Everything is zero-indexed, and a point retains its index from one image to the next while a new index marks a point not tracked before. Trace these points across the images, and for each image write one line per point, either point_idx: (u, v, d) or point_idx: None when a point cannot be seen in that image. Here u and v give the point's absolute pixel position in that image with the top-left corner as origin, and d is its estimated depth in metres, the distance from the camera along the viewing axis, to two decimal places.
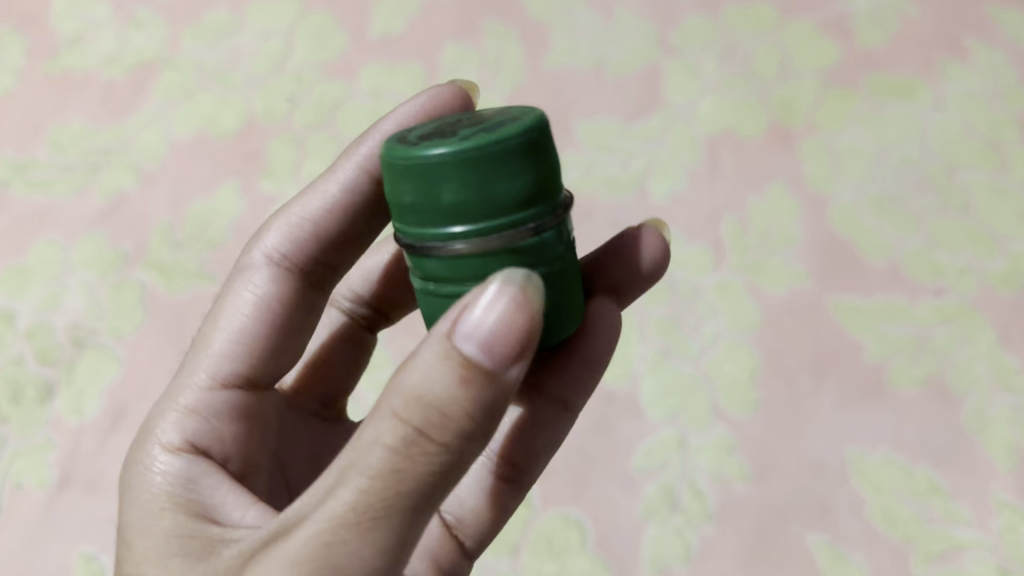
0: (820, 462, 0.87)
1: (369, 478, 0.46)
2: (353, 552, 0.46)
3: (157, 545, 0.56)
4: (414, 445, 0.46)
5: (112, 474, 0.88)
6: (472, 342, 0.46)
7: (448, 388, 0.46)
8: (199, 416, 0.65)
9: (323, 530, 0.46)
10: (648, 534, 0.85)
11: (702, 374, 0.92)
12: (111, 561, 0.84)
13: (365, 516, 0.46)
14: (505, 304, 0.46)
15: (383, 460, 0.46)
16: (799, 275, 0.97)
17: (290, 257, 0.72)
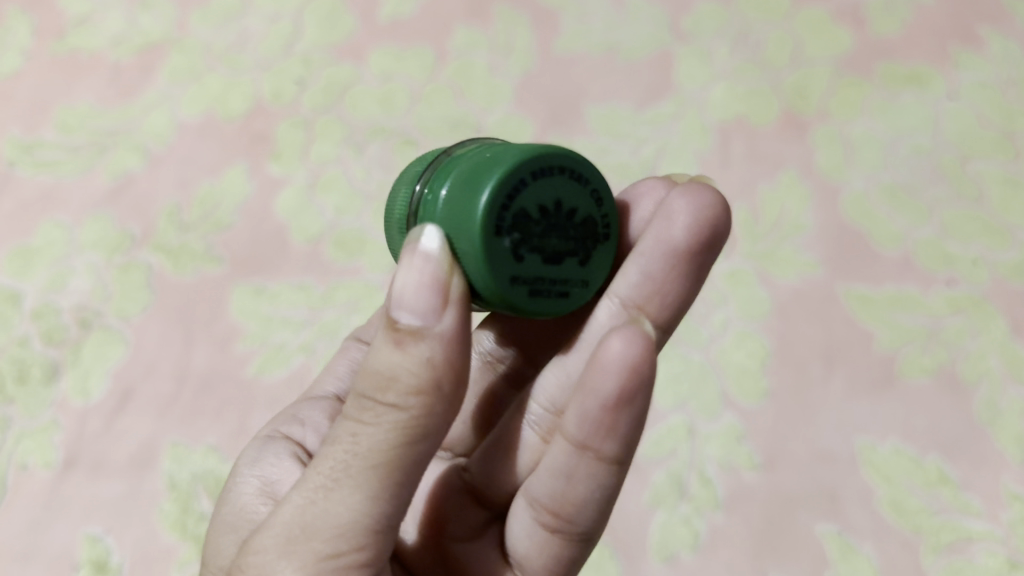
0: (829, 451, 0.87)
1: (340, 444, 0.50)
2: (324, 516, 0.49)
3: (233, 513, 0.66)
4: (368, 410, 0.49)
5: (119, 456, 0.87)
6: (398, 305, 0.49)
7: (389, 353, 0.48)
8: (284, 424, 0.76)
9: (304, 495, 0.50)
10: (655, 522, 0.84)
11: (712, 363, 0.91)
12: (117, 542, 0.83)
13: (334, 479, 0.49)
14: (423, 268, 0.49)
15: (347, 429, 0.50)
16: (810, 264, 0.96)
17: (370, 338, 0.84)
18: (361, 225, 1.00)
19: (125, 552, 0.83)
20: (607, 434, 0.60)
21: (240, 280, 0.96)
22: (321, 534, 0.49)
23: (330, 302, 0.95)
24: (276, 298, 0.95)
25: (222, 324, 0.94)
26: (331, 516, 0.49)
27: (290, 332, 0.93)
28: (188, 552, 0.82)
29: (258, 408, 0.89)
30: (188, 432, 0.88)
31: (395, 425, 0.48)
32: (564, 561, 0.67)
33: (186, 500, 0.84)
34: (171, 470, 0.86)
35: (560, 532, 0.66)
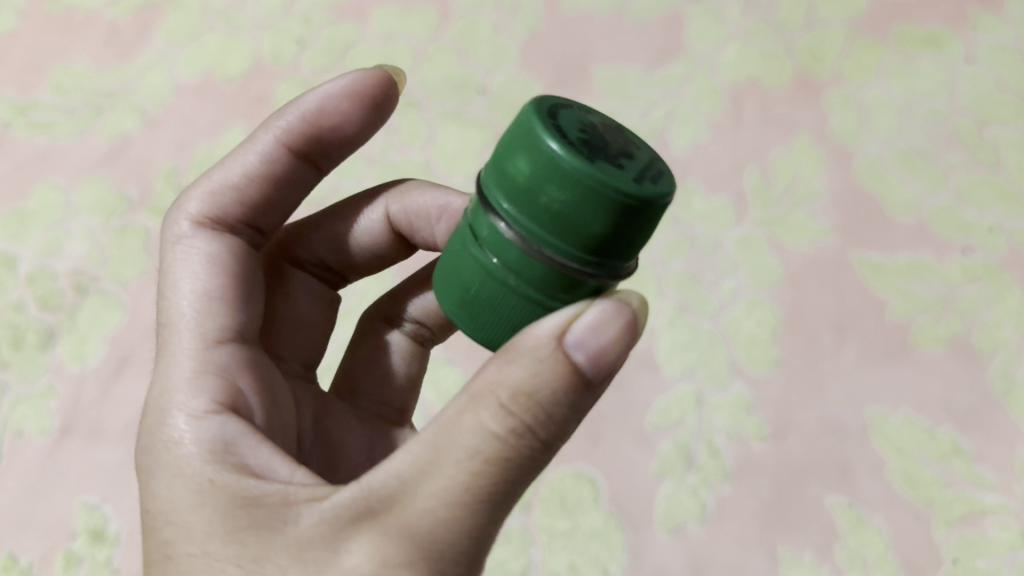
0: (841, 423, 0.85)
1: (472, 459, 0.44)
2: (450, 541, 0.44)
3: (213, 508, 0.48)
4: (520, 437, 0.44)
5: (115, 423, 0.84)
6: (583, 350, 0.45)
7: (555, 389, 0.45)
8: (212, 371, 0.56)
9: (425, 513, 0.44)
10: (662, 492, 0.81)
11: (721, 331, 0.89)
12: (114, 510, 0.80)
13: (467, 500, 0.44)
14: (613, 311, 0.46)
15: (492, 445, 0.44)
16: (823, 231, 0.94)
17: (217, 218, 0.65)
18: (362, 188, 0.99)
19: (123, 520, 0.80)
20: None
21: None
22: (445, 560, 0.44)
23: None
24: None
25: None
26: (460, 542, 0.44)
27: None
28: None
29: None
30: None
31: (537, 454, 0.45)
32: None
33: None
34: None
35: None
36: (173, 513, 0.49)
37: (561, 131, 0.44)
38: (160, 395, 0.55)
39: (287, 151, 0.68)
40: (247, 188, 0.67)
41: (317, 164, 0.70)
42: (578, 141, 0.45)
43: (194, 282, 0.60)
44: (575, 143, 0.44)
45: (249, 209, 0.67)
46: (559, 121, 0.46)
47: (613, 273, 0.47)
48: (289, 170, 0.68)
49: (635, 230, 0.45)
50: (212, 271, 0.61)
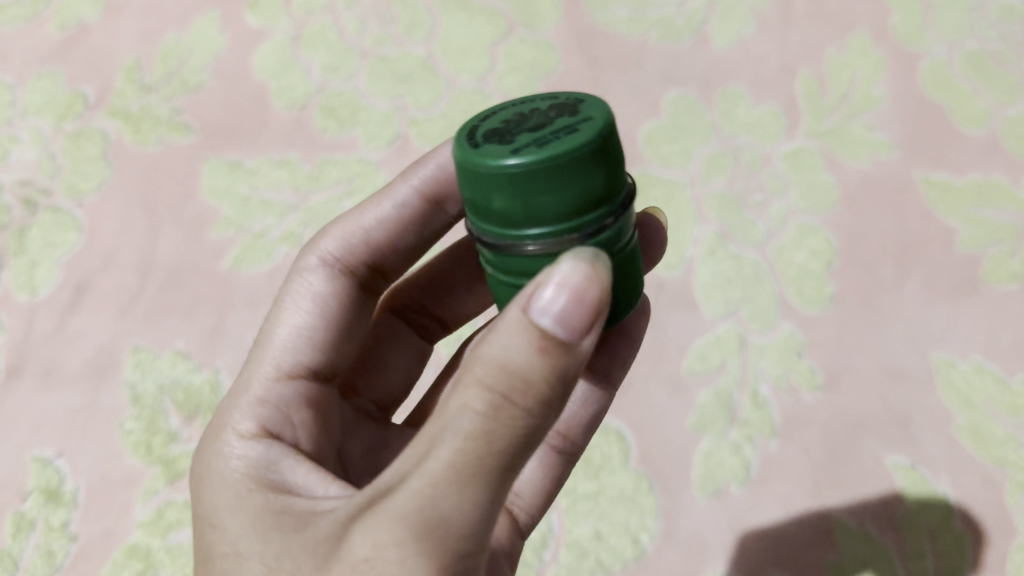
0: (902, 368, 0.74)
1: (459, 436, 0.36)
2: (451, 522, 0.37)
3: (243, 517, 0.44)
4: (498, 410, 0.37)
5: (72, 363, 0.73)
6: (552, 314, 0.37)
7: (528, 355, 0.37)
8: (270, 407, 0.52)
9: (412, 496, 0.37)
10: (701, 449, 0.71)
11: (768, 262, 0.78)
12: (71, 466, 0.70)
13: (461, 479, 0.36)
14: (575, 269, 0.38)
15: (470, 424, 0.36)
16: (882, 145, 0.82)
17: (349, 261, 0.58)
18: (354, 88, 0.86)
19: (81, 477, 0.69)
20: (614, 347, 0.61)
21: (211, 153, 0.82)
22: (449, 543, 0.37)
23: (319, 183, 0.80)
24: (255, 175, 0.81)
25: (192, 206, 0.80)
26: (464, 519, 0.37)
27: (270, 217, 0.78)
28: (155, 477, 0.69)
29: (235, 306, 0.75)
30: (153, 335, 0.74)
31: (532, 425, 0.37)
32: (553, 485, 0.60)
33: (152, 418, 0.71)
34: (133, 380, 0.72)
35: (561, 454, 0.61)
36: (212, 514, 0.46)
37: (489, 145, 0.41)
38: (220, 415, 0.53)
39: (422, 200, 0.59)
40: (379, 234, 0.60)
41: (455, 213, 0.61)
42: (507, 142, 0.41)
43: (296, 316, 0.56)
44: (507, 146, 0.40)
45: (375, 251, 0.60)
46: (480, 139, 0.42)
47: (605, 218, 0.41)
48: (427, 216, 0.60)
49: (605, 171, 0.40)
50: (314, 312, 0.56)
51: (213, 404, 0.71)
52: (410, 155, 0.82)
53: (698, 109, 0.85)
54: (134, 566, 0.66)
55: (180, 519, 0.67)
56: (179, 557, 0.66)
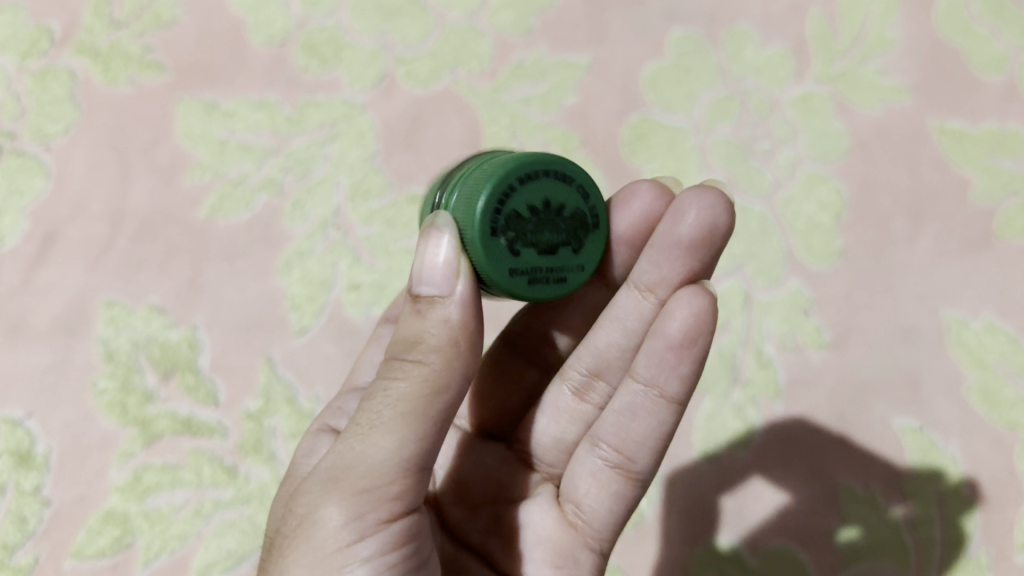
0: (913, 327, 0.71)
1: (369, 402, 0.42)
2: (356, 470, 0.40)
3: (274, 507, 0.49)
4: (396, 367, 0.42)
5: (40, 319, 0.70)
6: (422, 281, 0.43)
7: (416, 321, 0.43)
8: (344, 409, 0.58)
9: (335, 452, 0.42)
10: (702, 412, 0.68)
11: (775, 215, 0.74)
12: (42, 427, 0.66)
13: (363, 434, 0.41)
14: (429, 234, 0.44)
15: (377, 386, 0.42)
16: (895, 90, 0.78)
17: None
18: (338, 24, 0.81)
19: (52, 439, 0.66)
20: (671, 364, 0.51)
21: (184, 93, 0.78)
22: (356, 479, 0.40)
23: (300, 127, 0.76)
24: (232, 118, 0.77)
25: (164, 150, 0.76)
26: (368, 468, 0.40)
27: (249, 163, 0.74)
28: (131, 439, 0.66)
29: (215, 259, 0.72)
30: (126, 289, 0.71)
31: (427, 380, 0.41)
32: (626, 507, 0.54)
33: (127, 377, 0.68)
34: (106, 336, 0.69)
35: (623, 474, 0.53)
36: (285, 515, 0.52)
37: None
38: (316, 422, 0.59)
39: None
40: None
41: None
42: None
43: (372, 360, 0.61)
44: None
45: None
46: None
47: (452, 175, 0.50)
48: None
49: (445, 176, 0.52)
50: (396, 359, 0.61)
51: (190, 361, 0.68)
52: (397, 97, 0.78)
53: (704, 49, 0.81)
54: (111, 532, 0.63)
55: (158, 483, 0.65)
56: (157, 523, 0.63)
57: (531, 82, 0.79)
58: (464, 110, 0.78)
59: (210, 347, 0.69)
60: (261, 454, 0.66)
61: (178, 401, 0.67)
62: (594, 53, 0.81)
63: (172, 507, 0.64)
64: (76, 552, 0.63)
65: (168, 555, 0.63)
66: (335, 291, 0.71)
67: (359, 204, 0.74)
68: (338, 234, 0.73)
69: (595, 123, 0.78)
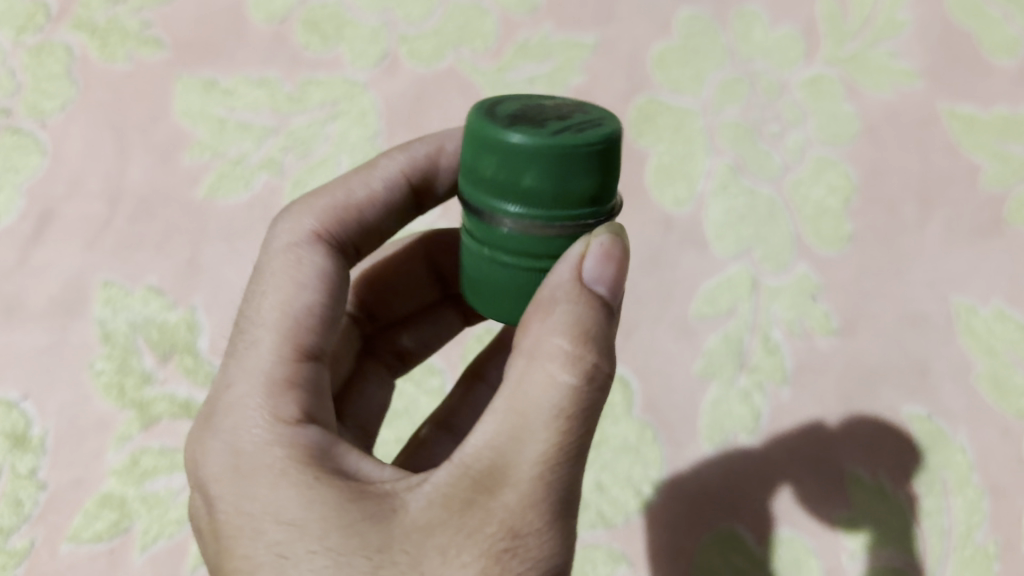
0: (922, 314, 0.70)
1: (559, 416, 0.37)
2: (563, 498, 0.38)
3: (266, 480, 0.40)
4: (594, 382, 0.38)
5: (36, 299, 0.69)
6: (599, 285, 0.40)
7: (596, 332, 0.39)
8: (283, 404, 0.42)
9: (536, 471, 0.37)
10: (708, 397, 0.67)
11: (784, 199, 0.73)
12: (37, 410, 0.65)
13: (570, 455, 0.38)
14: (612, 239, 0.39)
15: (573, 397, 0.38)
16: (906, 74, 0.77)
17: (331, 229, 0.50)
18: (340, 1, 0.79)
19: (48, 421, 0.65)
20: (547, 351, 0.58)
21: (184, 70, 0.76)
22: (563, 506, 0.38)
23: (301, 105, 0.75)
24: (232, 96, 0.75)
25: (163, 128, 0.74)
26: (570, 496, 0.38)
27: (248, 141, 0.73)
28: (129, 421, 0.65)
29: (214, 239, 0.71)
30: (124, 269, 0.70)
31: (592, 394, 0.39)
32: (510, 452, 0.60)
33: (125, 358, 0.66)
34: (103, 317, 0.68)
35: None
36: (274, 514, 0.38)
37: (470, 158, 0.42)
38: (237, 432, 0.41)
39: (405, 182, 0.54)
40: (369, 212, 0.52)
41: (417, 203, 0.55)
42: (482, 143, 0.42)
43: (293, 292, 0.46)
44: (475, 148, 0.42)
45: (362, 227, 0.52)
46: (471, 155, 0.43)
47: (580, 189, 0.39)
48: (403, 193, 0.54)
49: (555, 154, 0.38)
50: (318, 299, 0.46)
51: (190, 343, 0.67)
52: (400, 76, 0.77)
53: (713, 29, 0.79)
54: (108, 516, 0.62)
55: (156, 467, 0.64)
56: (156, 507, 0.63)
57: (536, 62, 0.78)
58: (467, 90, 0.76)
59: (209, 328, 0.68)
60: None
61: (177, 384, 0.66)
62: (601, 33, 0.79)
63: (170, 491, 0.63)
64: (74, 536, 0.61)
65: (167, 539, 0.62)
66: None
67: None
68: None
69: (601, 105, 0.77)
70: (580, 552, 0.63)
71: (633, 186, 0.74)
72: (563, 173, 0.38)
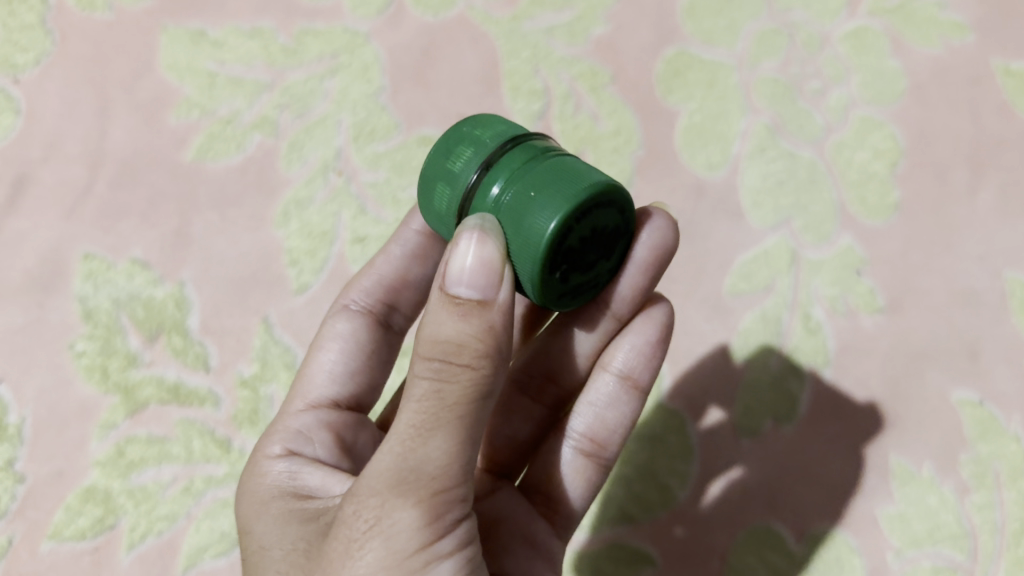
0: (972, 290, 0.63)
1: (409, 401, 0.35)
2: (420, 481, 0.34)
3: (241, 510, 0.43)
4: (444, 366, 0.34)
5: (10, 273, 0.63)
6: (463, 282, 0.35)
7: (456, 318, 0.35)
8: (279, 444, 0.45)
9: (386, 454, 0.34)
10: (745, 382, 0.62)
11: (825, 162, 0.67)
12: (13, 395, 0.60)
13: (417, 435, 0.34)
14: (471, 240, 0.36)
15: (420, 384, 0.34)
16: (955, 26, 0.71)
17: (372, 303, 0.53)
18: None
19: (25, 408, 0.60)
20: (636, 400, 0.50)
21: (169, 21, 0.70)
22: (426, 483, 0.34)
23: (297, 59, 0.69)
24: (222, 48, 0.69)
25: (147, 84, 0.68)
26: (431, 476, 0.34)
27: (241, 99, 0.67)
28: (113, 408, 0.59)
29: (204, 207, 0.65)
30: (106, 240, 0.64)
31: (484, 382, 0.34)
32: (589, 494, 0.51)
33: (108, 339, 0.61)
34: (84, 294, 0.62)
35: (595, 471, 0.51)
36: (242, 529, 0.42)
37: None
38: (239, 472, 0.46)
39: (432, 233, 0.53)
40: (404, 274, 0.53)
41: None
42: None
43: (325, 354, 0.51)
44: None
45: (405, 291, 0.54)
46: None
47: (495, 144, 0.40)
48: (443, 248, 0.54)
49: (454, 141, 0.42)
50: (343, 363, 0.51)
51: (178, 322, 0.62)
52: (405, 27, 0.70)
53: None
54: (91, 512, 0.57)
55: (144, 457, 0.58)
56: (143, 502, 0.57)
57: (554, 11, 0.71)
58: (479, 43, 0.70)
59: (199, 306, 0.62)
60: (256, 426, 0.59)
61: (164, 366, 0.60)
62: None
63: (159, 485, 0.58)
64: (54, 533, 0.56)
65: (155, 538, 0.57)
66: (337, 245, 0.64)
67: (363, 146, 0.67)
68: (340, 180, 0.66)
69: (625, 58, 0.70)
70: (606, 553, 0.58)
71: (662, 149, 0.68)
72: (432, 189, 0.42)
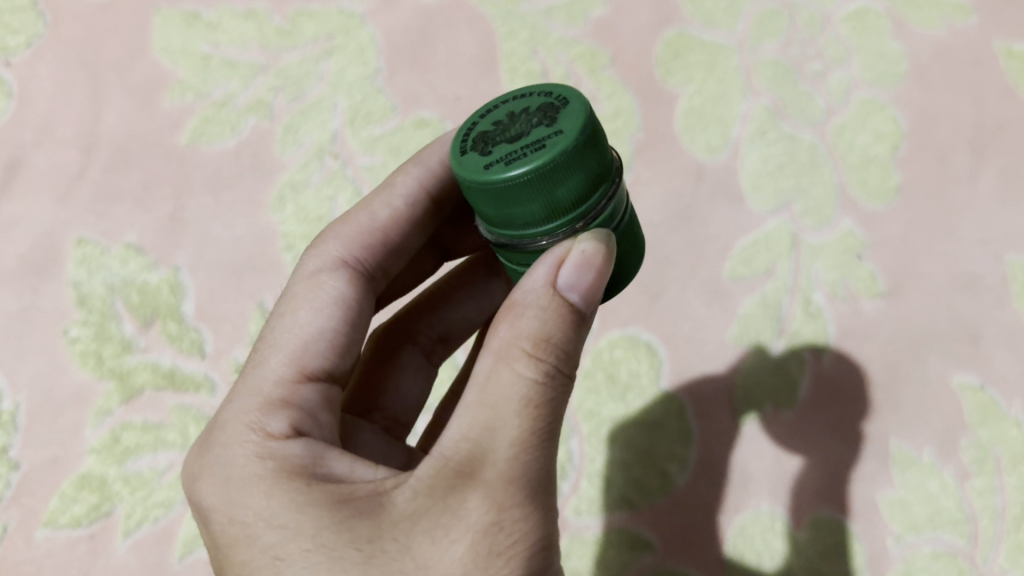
0: (973, 275, 0.62)
1: (523, 402, 0.34)
2: (541, 491, 0.34)
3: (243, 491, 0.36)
4: (558, 373, 0.35)
5: (4, 258, 0.63)
6: (575, 289, 0.35)
7: (565, 324, 0.35)
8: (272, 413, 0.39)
9: (511, 459, 0.33)
10: (744, 366, 0.61)
11: (826, 145, 0.67)
12: (8, 381, 0.60)
13: (542, 443, 0.34)
14: (598, 247, 0.34)
15: (540, 389, 0.34)
16: (958, 7, 0.70)
17: (357, 255, 0.47)
18: None
19: (20, 395, 0.59)
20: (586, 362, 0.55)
21: (165, 3, 0.70)
22: (545, 494, 0.34)
23: (291, 40, 0.68)
24: (217, 31, 0.69)
25: (141, 67, 0.68)
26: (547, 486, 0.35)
27: (235, 82, 0.67)
28: (108, 394, 0.59)
29: (198, 190, 0.65)
30: (100, 225, 0.63)
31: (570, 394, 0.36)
32: None
33: (102, 324, 0.60)
34: (78, 278, 0.62)
35: None
36: (254, 519, 0.35)
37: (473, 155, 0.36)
38: (220, 451, 0.38)
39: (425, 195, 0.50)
40: (393, 233, 0.49)
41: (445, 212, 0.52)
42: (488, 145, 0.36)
43: (309, 320, 0.43)
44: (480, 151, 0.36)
45: (389, 250, 0.49)
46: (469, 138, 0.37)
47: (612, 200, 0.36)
48: (434, 211, 0.51)
49: (575, 178, 0.34)
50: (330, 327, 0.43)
51: (172, 307, 0.61)
52: (402, 10, 0.70)
53: None
54: (87, 500, 0.56)
55: (139, 445, 0.58)
56: (138, 489, 0.57)
57: None
58: (477, 25, 0.69)
59: (193, 291, 0.61)
60: None
61: (160, 351, 0.59)
62: None
63: (154, 472, 0.57)
64: (49, 520, 0.56)
65: (150, 525, 0.56)
66: None
67: (359, 129, 0.66)
68: (336, 163, 0.64)
69: (624, 41, 0.70)
70: (609, 538, 0.58)
71: (661, 133, 0.68)
72: (517, 204, 0.35)
